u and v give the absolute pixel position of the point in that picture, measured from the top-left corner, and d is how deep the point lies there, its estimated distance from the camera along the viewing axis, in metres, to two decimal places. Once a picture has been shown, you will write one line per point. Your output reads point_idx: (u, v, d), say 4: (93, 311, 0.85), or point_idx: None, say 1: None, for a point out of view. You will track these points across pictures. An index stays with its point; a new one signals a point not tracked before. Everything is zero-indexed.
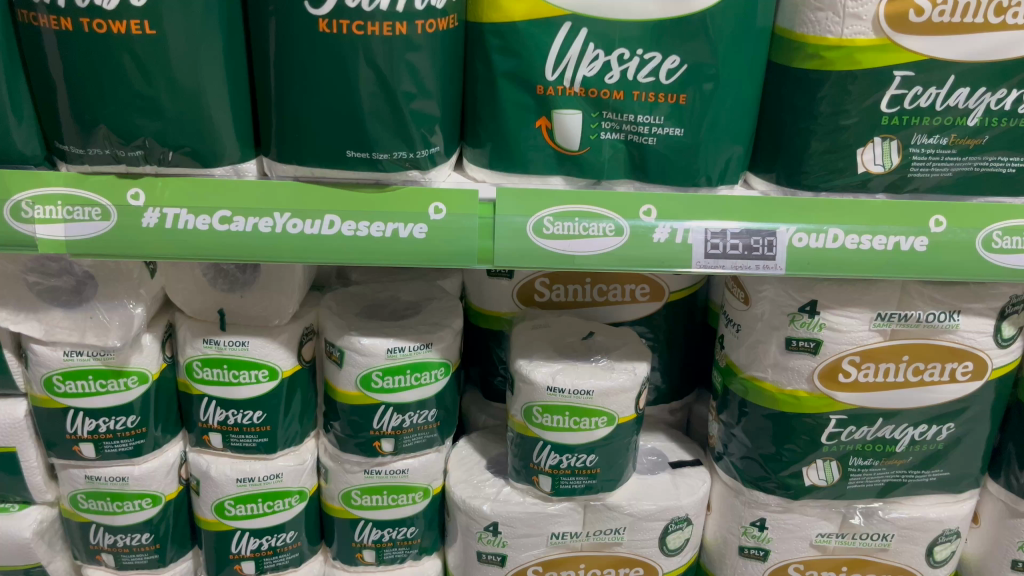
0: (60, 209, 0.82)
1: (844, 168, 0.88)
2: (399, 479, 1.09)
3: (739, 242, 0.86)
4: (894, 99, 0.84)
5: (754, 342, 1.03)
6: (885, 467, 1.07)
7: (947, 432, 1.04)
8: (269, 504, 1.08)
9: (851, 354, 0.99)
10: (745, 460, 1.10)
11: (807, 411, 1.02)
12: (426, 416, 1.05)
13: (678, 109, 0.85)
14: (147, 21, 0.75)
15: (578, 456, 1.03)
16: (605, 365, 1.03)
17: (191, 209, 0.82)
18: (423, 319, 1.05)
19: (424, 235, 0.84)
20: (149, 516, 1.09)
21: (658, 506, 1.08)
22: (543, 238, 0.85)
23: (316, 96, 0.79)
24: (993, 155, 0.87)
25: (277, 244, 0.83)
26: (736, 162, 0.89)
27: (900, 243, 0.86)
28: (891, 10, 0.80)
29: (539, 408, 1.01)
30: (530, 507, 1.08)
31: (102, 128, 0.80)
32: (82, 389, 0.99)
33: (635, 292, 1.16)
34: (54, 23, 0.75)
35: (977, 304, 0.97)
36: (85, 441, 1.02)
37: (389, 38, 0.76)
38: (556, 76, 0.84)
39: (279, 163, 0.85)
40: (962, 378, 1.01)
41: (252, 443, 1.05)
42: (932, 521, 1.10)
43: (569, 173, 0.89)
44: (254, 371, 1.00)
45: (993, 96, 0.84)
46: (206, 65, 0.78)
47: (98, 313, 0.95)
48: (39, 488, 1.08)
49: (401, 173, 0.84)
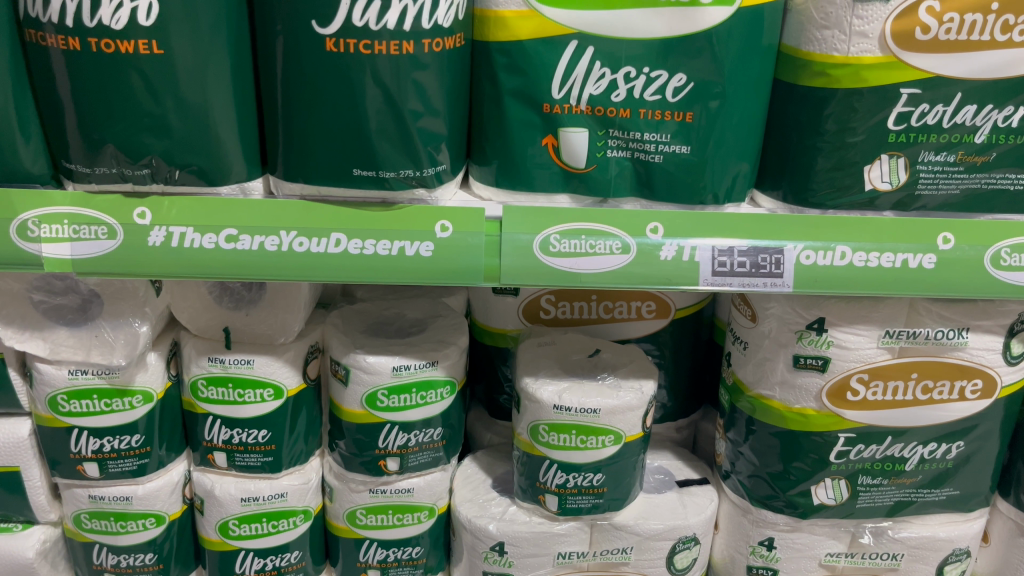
0: (66, 228, 0.83)
1: (851, 185, 0.88)
2: (404, 498, 1.09)
3: (747, 259, 0.85)
4: (901, 116, 0.84)
5: (761, 359, 1.03)
6: (894, 485, 1.06)
7: (956, 450, 1.04)
8: (273, 524, 1.08)
9: (859, 372, 0.98)
10: (753, 479, 1.09)
11: (814, 429, 1.02)
12: (431, 434, 1.04)
13: (685, 126, 0.85)
14: (155, 40, 0.75)
15: (584, 475, 1.02)
16: (612, 383, 1.02)
17: (197, 227, 0.83)
18: (428, 337, 1.05)
19: (431, 253, 0.84)
20: (153, 536, 1.08)
21: (665, 526, 1.07)
22: (549, 256, 0.85)
23: (323, 114, 0.79)
24: (1000, 172, 0.87)
25: (284, 261, 0.83)
26: (743, 179, 0.89)
27: (908, 260, 0.86)
28: (898, 28, 0.80)
29: (545, 426, 1.00)
30: (536, 526, 1.07)
31: (109, 147, 0.80)
32: (87, 408, 0.98)
33: (641, 309, 1.16)
34: (62, 43, 0.75)
35: (985, 321, 0.97)
36: (89, 461, 1.01)
37: (396, 57, 0.76)
38: (562, 94, 0.84)
39: (285, 182, 0.85)
40: (972, 397, 1.00)
41: (257, 462, 1.04)
42: (941, 540, 1.09)
43: (576, 191, 0.89)
44: (259, 390, 1.00)
45: (1000, 113, 0.84)
46: (213, 83, 0.79)
47: (104, 332, 0.95)
48: (43, 508, 1.07)
49: (407, 192, 0.84)
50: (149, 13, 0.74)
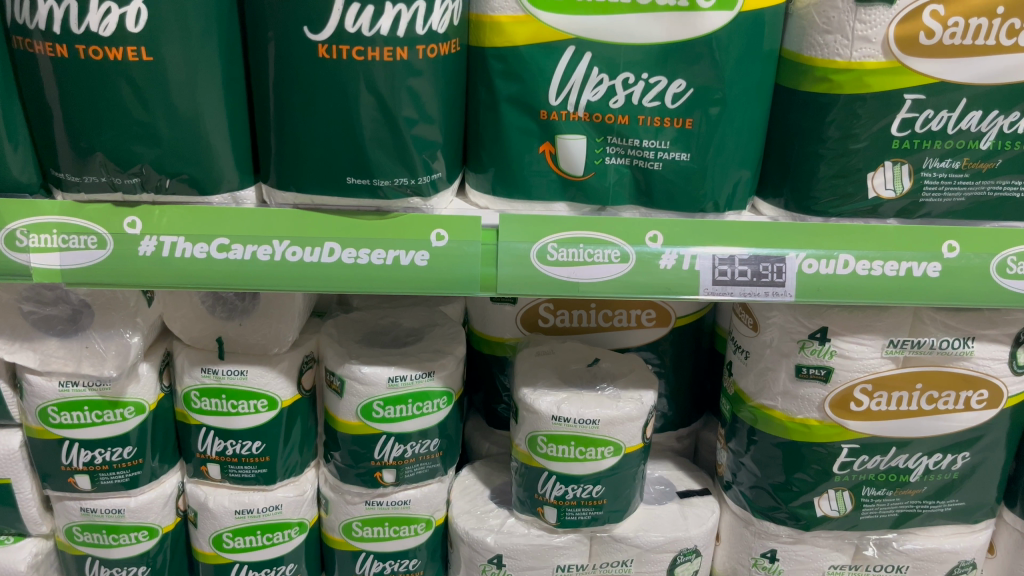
0: (55, 238, 0.81)
1: (854, 192, 0.86)
2: (401, 510, 1.07)
3: (748, 268, 0.84)
4: (905, 122, 0.82)
5: (763, 368, 1.01)
6: (899, 496, 1.04)
7: (962, 460, 1.02)
8: (268, 537, 1.06)
9: (863, 382, 0.97)
10: (755, 490, 1.07)
11: (817, 440, 1.00)
12: (428, 446, 1.03)
13: (684, 133, 0.83)
14: (145, 47, 0.73)
15: (583, 486, 1.00)
16: (611, 393, 1.01)
17: (189, 237, 0.82)
18: (425, 347, 1.04)
19: (426, 262, 0.82)
20: (146, 549, 1.06)
21: (666, 538, 1.06)
22: (547, 265, 0.83)
23: (317, 122, 0.78)
24: (1006, 179, 0.86)
25: (277, 272, 0.81)
26: (744, 186, 0.87)
27: (912, 269, 0.84)
28: (901, 32, 0.79)
29: (544, 437, 0.99)
30: (535, 538, 1.05)
31: (98, 155, 0.78)
32: (77, 420, 0.97)
33: (641, 317, 1.14)
34: (50, 50, 0.74)
35: (991, 330, 0.95)
36: (81, 473, 1.00)
37: (390, 63, 0.75)
38: (560, 101, 0.83)
39: (278, 191, 0.83)
40: (977, 407, 0.99)
41: (251, 474, 1.03)
42: (947, 552, 1.07)
43: (574, 199, 0.88)
44: (253, 401, 0.98)
45: (1006, 119, 0.82)
46: (204, 91, 0.77)
47: (94, 343, 0.94)
48: (34, 520, 1.05)
49: (402, 201, 0.83)
50: (138, 20, 0.72)
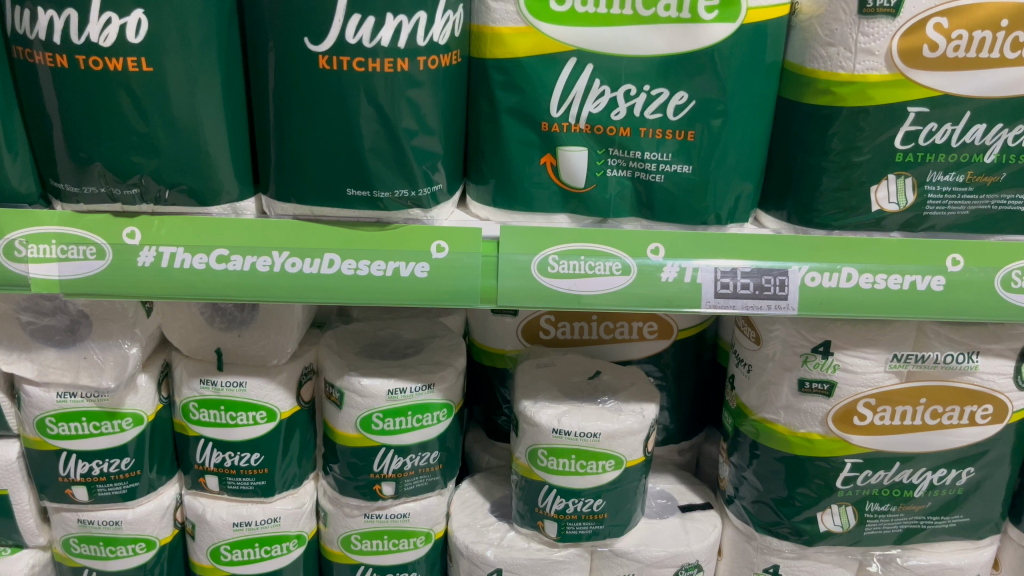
0: (53, 248, 0.81)
1: (857, 206, 0.86)
2: (400, 523, 1.06)
3: (750, 281, 0.83)
4: (908, 135, 0.82)
5: (765, 382, 1.00)
6: (902, 512, 1.03)
7: (967, 476, 1.01)
8: (266, 549, 1.05)
9: (866, 397, 0.96)
10: (756, 505, 1.06)
11: (820, 454, 0.99)
12: (427, 458, 1.02)
13: (686, 145, 0.83)
14: (145, 58, 0.73)
15: (584, 500, 0.99)
16: (613, 406, 1.00)
17: (188, 247, 0.81)
18: (424, 359, 1.03)
19: (426, 274, 0.82)
20: (143, 561, 1.05)
21: (668, 553, 1.05)
22: (548, 277, 0.83)
23: (317, 133, 0.77)
24: (1010, 193, 0.85)
25: (277, 283, 0.81)
26: (746, 200, 0.87)
27: (916, 282, 0.83)
28: (905, 45, 0.78)
29: (544, 451, 0.98)
30: (535, 553, 1.04)
31: (97, 166, 0.78)
32: (75, 431, 0.96)
33: (643, 329, 1.14)
34: (50, 60, 0.74)
35: (995, 345, 0.94)
36: (78, 484, 0.99)
37: (391, 74, 0.75)
38: (561, 113, 0.83)
39: (278, 202, 0.83)
40: (982, 422, 0.98)
41: (250, 486, 1.02)
42: (951, 568, 1.06)
43: (575, 211, 0.87)
44: (252, 413, 0.98)
45: (1010, 132, 0.82)
46: (204, 102, 0.77)
47: (93, 354, 0.93)
48: (30, 532, 1.05)
49: (402, 213, 0.82)
50: (138, 30, 0.72)
